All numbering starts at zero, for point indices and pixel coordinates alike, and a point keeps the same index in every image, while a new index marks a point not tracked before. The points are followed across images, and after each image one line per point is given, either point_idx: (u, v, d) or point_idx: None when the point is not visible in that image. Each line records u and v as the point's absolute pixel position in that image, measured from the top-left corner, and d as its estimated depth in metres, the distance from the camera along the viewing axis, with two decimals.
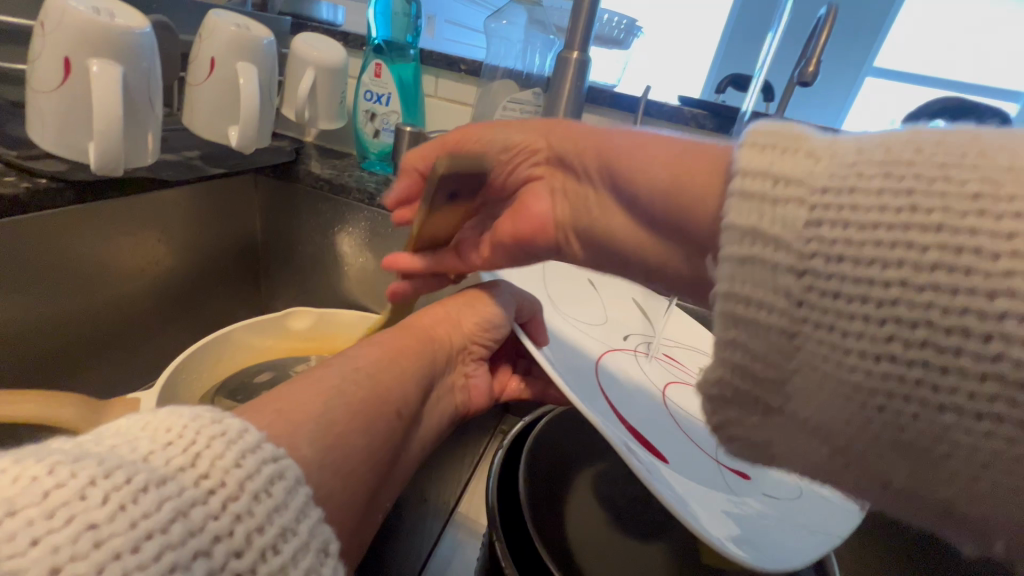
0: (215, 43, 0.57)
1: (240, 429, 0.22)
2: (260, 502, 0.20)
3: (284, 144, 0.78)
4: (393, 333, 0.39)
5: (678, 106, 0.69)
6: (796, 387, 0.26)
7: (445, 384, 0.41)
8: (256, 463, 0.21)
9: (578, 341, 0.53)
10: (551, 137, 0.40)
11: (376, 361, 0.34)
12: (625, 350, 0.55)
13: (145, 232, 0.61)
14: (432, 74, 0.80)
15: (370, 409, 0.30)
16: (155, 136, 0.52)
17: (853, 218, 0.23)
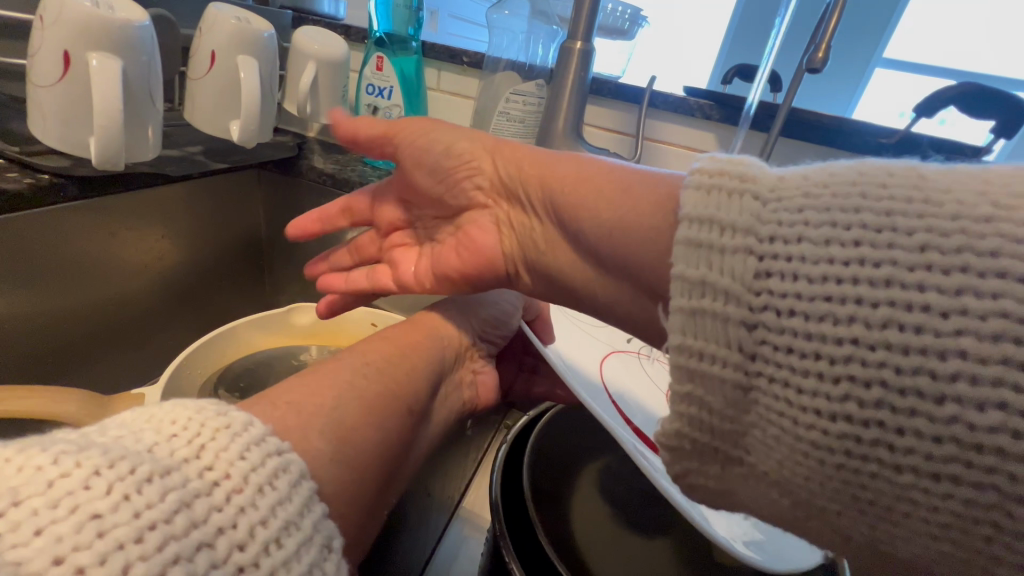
0: (216, 37, 0.57)
1: (245, 423, 0.22)
2: (264, 494, 0.20)
3: (288, 139, 0.79)
4: (402, 327, 0.40)
5: (683, 97, 0.68)
6: (755, 440, 0.26)
7: (454, 380, 0.41)
8: (261, 457, 0.21)
9: (583, 342, 0.53)
10: (497, 160, 0.40)
11: (386, 358, 0.34)
12: (628, 352, 0.54)
13: (151, 229, 0.61)
14: (435, 68, 0.79)
15: (376, 405, 0.30)
16: (155, 128, 0.51)
17: (804, 272, 0.24)
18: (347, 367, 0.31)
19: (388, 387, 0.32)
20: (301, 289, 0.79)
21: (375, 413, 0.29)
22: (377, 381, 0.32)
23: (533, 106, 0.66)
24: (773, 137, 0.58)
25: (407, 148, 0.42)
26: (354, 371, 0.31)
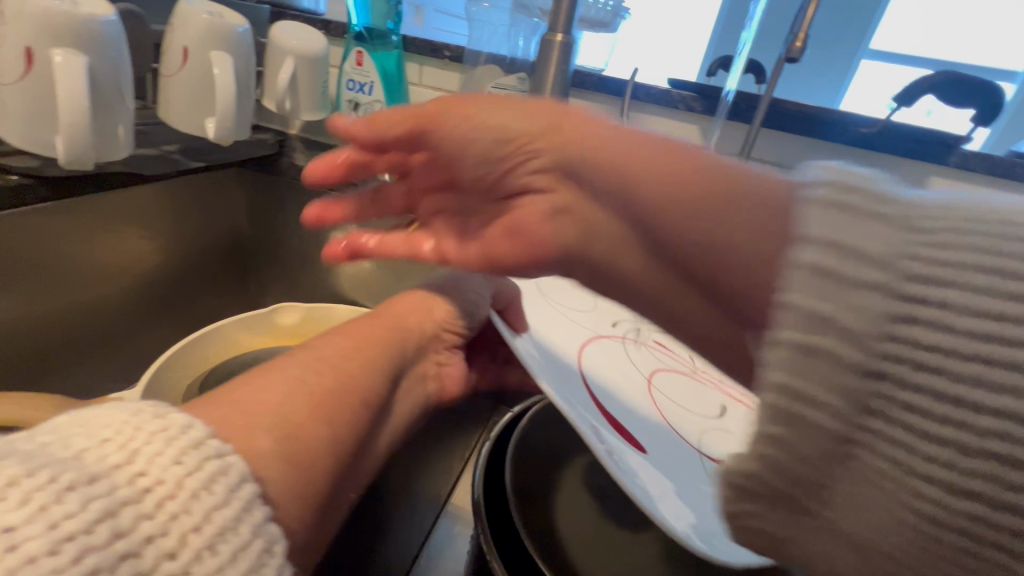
0: (188, 31, 0.56)
1: (184, 425, 0.21)
2: (199, 499, 0.19)
3: (268, 138, 0.78)
4: (358, 324, 0.39)
5: (666, 89, 0.68)
6: (840, 495, 0.23)
7: (414, 374, 0.40)
8: (198, 460, 0.20)
9: (566, 329, 0.52)
10: (555, 136, 0.30)
11: (338, 352, 0.34)
12: (613, 337, 0.54)
13: (129, 229, 0.60)
14: (416, 62, 0.78)
15: (329, 402, 0.30)
16: (127, 128, 0.51)
17: (947, 319, 0.21)
18: (291, 368, 0.31)
19: (340, 380, 0.32)
20: (286, 287, 0.77)
21: (321, 407, 0.29)
22: (330, 375, 0.31)
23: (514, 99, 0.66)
24: (755, 128, 0.58)
25: (447, 134, 0.33)
26: (303, 367, 0.31)
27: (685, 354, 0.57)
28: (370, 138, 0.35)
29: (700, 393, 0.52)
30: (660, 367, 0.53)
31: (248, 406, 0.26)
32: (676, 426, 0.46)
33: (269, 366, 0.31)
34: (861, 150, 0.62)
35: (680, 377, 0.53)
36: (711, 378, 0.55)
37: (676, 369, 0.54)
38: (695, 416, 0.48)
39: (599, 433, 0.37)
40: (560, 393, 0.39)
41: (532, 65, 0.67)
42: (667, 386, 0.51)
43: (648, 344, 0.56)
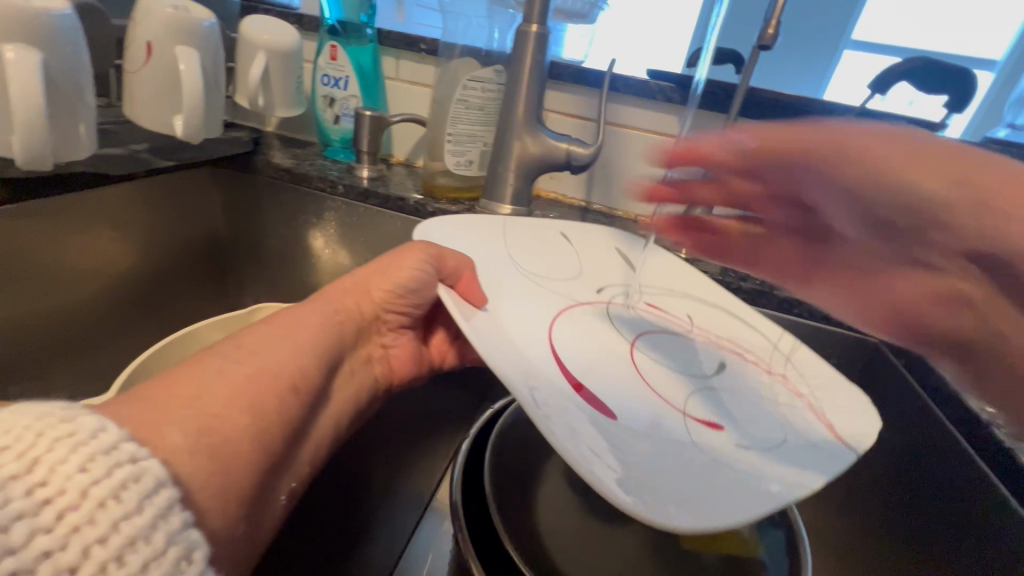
0: (152, 27, 0.54)
1: (93, 430, 0.21)
2: (105, 509, 0.20)
3: (242, 135, 0.75)
4: (298, 310, 0.40)
5: (645, 79, 0.67)
6: None
7: (356, 358, 0.43)
8: (105, 468, 0.21)
9: (540, 292, 0.43)
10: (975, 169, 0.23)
11: (263, 338, 0.35)
12: (596, 304, 0.46)
13: (96, 228, 0.58)
14: (392, 55, 0.76)
15: (256, 393, 0.31)
16: (89, 125, 0.51)
17: None
18: (212, 364, 0.31)
19: (266, 368, 0.33)
20: (269, 287, 0.73)
21: (249, 397, 0.30)
22: (251, 363, 0.32)
23: (492, 93, 0.65)
24: (732, 119, 0.57)
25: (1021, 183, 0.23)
26: (224, 356, 0.32)
27: (685, 313, 0.50)
28: (748, 168, 0.29)
29: (696, 352, 0.44)
30: (649, 329, 0.45)
31: (181, 410, 0.27)
32: (661, 389, 0.38)
33: (194, 361, 0.31)
34: None
35: (673, 338, 0.45)
36: (714, 334, 0.47)
37: (671, 328, 0.47)
38: (687, 376, 0.41)
39: (542, 387, 0.31)
40: (502, 358, 0.31)
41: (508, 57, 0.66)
42: (656, 347, 0.43)
43: (639, 306, 0.48)
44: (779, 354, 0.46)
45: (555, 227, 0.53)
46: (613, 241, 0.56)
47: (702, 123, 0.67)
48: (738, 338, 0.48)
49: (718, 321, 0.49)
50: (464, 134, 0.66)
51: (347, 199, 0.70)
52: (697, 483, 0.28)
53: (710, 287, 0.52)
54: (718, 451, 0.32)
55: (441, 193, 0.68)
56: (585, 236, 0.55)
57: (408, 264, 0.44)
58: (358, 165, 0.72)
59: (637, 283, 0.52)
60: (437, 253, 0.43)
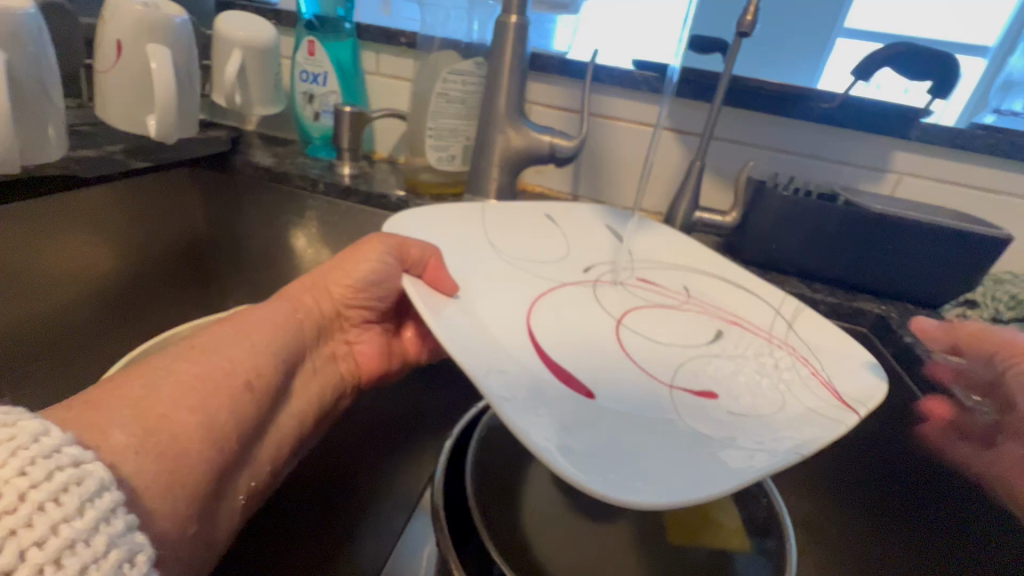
0: (121, 25, 0.53)
1: (35, 434, 0.21)
2: (44, 512, 0.19)
3: (222, 134, 0.73)
4: (255, 311, 0.39)
5: (628, 69, 0.67)
6: None
7: (316, 357, 0.43)
8: (45, 471, 0.20)
9: (519, 277, 0.42)
10: None
11: (218, 337, 0.35)
12: (582, 283, 0.45)
13: (70, 232, 0.56)
14: (372, 50, 0.75)
15: (206, 390, 0.31)
16: (57, 125, 0.50)
17: None
18: (159, 366, 0.31)
19: (220, 367, 0.33)
20: (253, 290, 0.73)
21: (198, 395, 0.30)
22: (204, 361, 0.32)
23: (473, 86, 0.64)
24: (716, 109, 0.57)
25: None
26: (175, 356, 0.32)
27: (681, 286, 0.48)
28: None
29: (689, 323, 0.43)
30: (640, 304, 0.44)
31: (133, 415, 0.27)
32: (646, 362, 0.36)
33: (146, 366, 0.31)
34: (824, 126, 0.62)
35: (665, 312, 0.43)
36: (710, 305, 0.46)
37: (665, 300, 0.45)
38: (677, 347, 0.39)
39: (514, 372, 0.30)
40: (471, 347, 0.30)
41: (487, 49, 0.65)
42: (647, 320, 0.42)
43: (630, 282, 0.47)
44: (780, 323, 0.44)
45: (541, 209, 0.52)
46: (605, 219, 0.55)
47: (686, 113, 0.67)
48: (736, 308, 0.46)
49: (715, 292, 0.48)
50: (446, 128, 0.64)
51: (329, 197, 0.68)
52: (672, 457, 0.26)
53: (709, 258, 0.51)
54: (703, 422, 0.31)
55: (424, 189, 0.68)
56: (575, 215, 0.54)
57: (370, 257, 0.43)
58: (339, 162, 0.71)
59: (631, 259, 0.50)
60: (401, 245, 0.41)
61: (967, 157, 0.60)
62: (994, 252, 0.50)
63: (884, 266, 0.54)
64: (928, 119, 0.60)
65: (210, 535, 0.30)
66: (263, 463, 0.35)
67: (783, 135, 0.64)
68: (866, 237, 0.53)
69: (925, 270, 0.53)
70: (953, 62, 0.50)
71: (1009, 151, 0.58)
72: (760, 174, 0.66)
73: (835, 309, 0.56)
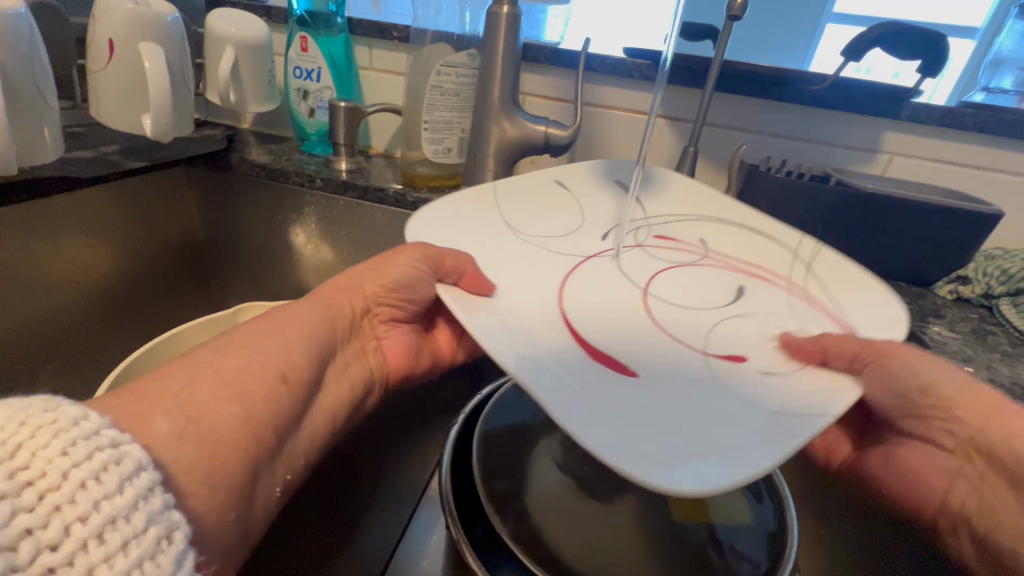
0: (112, 24, 0.53)
1: (75, 418, 0.22)
2: (86, 489, 0.20)
3: (216, 132, 0.73)
4: (287, 310, 0.39)
5: (621, 58, 0.67)
6: None
7: (347, 355, 0.42)
8: (86, 452, 0.21)
9: (542, 262, 0.42)
10: None
11: (252, 334, 0.35)
12: (602, 256, 0.45)
13: (70, 235, 0.57)
14: (364, 44, 0.75)
15: (246, 385, 0.31)
16: (52, 128, 0.50)
17: None
18: (185, 359, 0.31)
19: (254, 361, 0.33)
20: (254, 288, 0.75)
21: (234, 388, 0.31)
22: (242, 356, 0.33)
23: (466, 78, 0.64)
24: (706, 94, 0.57)
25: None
26: (213, 352, 0.32)
27: (698, 240, 0.48)
28: None
29: (712, 283, 0.43)
30: (660, 268, 0.44)
31: (160, 403, 0.27)
32: (672, 328, 0.37)
33: (180, 360, 0.31)
34: (816, 108, 0.63)
35: (686, 273, 0.44)
36: (729, 258, 0.46)
37: (684, 258, 0.45)
38: (702, 309, 0.40)
39: (556, 360, 0.31)
40: (508, 348, 0.30)
41: (480, 41, 0.65)
42: (671, 284, 0.42)
43: (649, 243, 0.47)
44: (800, 267, 0.44)
45: (550, 174, 0.51)
46: (616, 174, 0.53)
47: (679, 100, 0.67)
48: (756, 257, 0.45)
49: (734, 243, 0.47)
50: (441, 121, 0.65)
51: (325, 193, 0.68)
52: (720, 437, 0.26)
53: (724, 204, 0.49)
54: (733, 388, 0.32)
55: (421, 181, 0.68)
56: (586, 176, 0.52)
57: (403, 262, 0.42)
58: (336, 158, 0.71)
59: (647, 216, 0.49)
60: (435, 256, 0.39)
61: (957, 135, 0.60)
62: (982, 230, 0.51)
63: (875, 246, 0.55)
64: (917, 99, 0.60)
65: (250, 532, 0.30)
66: (298, 454, 0.34)
67: (774, 118, 0.65)
68: (859, 218, 0.54)
69: (914, 249, 0.54)
70: (941, 40, 0.50)
71: (998, 128, 0.58)
72: (753, 159, 0.67)
73: None
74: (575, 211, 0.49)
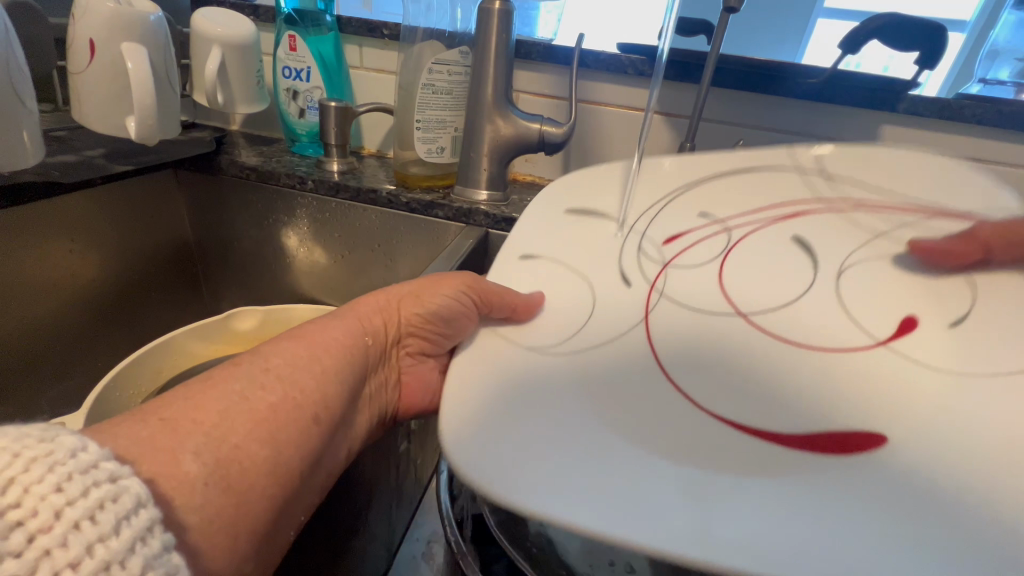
0: (94, 23, 0.51)
1: (72, 449, 0.19)
2: (79, 531, 0.17)
3: (205, 134, 0.72)
4: (327, 335, 0.34)
5: (615, 53, 0.66)
6: None
7: (374, 386, 0.37)
8: (82, 487, 0.18)
9: (566, 317, 0.36)
10: None
11: (290, 362, 0.30)
12: (655, 294, 0.37)
13: (54, 242, 0.55)
14: (355, 43, 0.74)
15: (275, 420, 0.27)
16: (33, 131, 0.49)
17: None
18: (206, 379, 0.28)
19: (288, 395, 0.28)
20: (247, 292, 0.74)
21: (268, 426, 0.26)
22: (275, 388, 0.28)
23: (458, 75, 0.63)
24: (703, 90, 0.56)
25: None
26: (248, 380, 0.28)
27: (697, 213, 0.41)
28: None
29: (772, 243, 0.39)
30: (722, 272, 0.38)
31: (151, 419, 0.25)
32: (817, 342, 0.34)
33: (214, 378, 0.27)
34: (814, 102, 0.62)
35: (746, 250, 0.39)
36: (743, 212, 0.41)
37: (720, 238, 0.40)
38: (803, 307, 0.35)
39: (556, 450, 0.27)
40: (650, 500, 0.24)
41: (472, 37, 0.64)
42: (753, 292, 0.37)
43: (669, 255, 0.40)
44: (816, 179, 0.40)
45: (514, 250, 0.41)
46: (557, 204, 0.44)
47: (676, 96, 0.66)
48: (771, 195, 0.40)
49: (731, 193, 0.41)
50: (434, 120, 0.64)
51: (317, 195, 0.67)
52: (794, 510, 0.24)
53: (688, 167, 0.43)
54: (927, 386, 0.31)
55: (413, 182, 0.67)
56: (533, 219, 0.43)
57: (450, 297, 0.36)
58: (327, 160, 0.69)
59: (628, 224, 0.42)
60: (481, 292, 0.34)
61: (955, 128, 0.60)
62: None
63: None
64: (915, 91, 0.60)
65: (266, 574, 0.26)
66: (315, 495, 0.29)
67: (771, 114, 0.64)
68: None
69: None
70: (939, 30, 0.50)
71: (997, 120, 0.58)
72: None
73: None
74: (582, 258, 0.40)
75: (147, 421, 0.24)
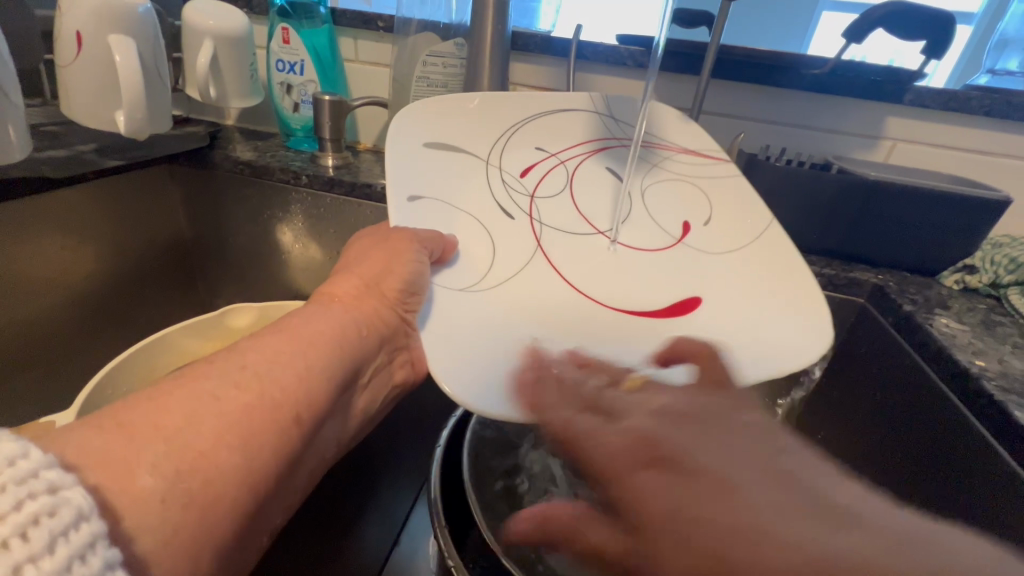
0: (80, 16, 0.51)
1: (10, 457, 0.18)
2: (9, 550, 0.17)
3: (199, 129, 0.70)
4: (303, 319, 0.33)
5: (613, 44, 0.64)
6: None
7: (377, 367, 0.37)
8: (13, 501, 0.17)
9: (479, 244, 0.42)
10: None
11: (262, 354, 0.29)
12: (532, 220, 0.45)
13: (46, 238, 0.55)
14: (349, 36, 0.73)
15: (254, 426, 0.26)
16: (18, 127, 0.48)
17: None
18: (166, 378, 0.27)
19: (262, 391, 0.27)
20: (244, 287, 0.73)
21: (240, 431, 0.25)
22: (248, 385, 0.27)
23: (454, 67, 0.62)
24: (703, 83, 0.55)
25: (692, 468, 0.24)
26: (220, 376, 0.27)
27: (534, 147, 0.49)
28: None
29: (595, 171, 0.50)
30: (577, 206, 0.48)
31: (99, 417, 0.24)
32: (643, 245, 0.46)
33: (181, 373, 0.27)
34: (814, 94, 0.61)
35: (592, 187, 0.49)
36: (568, 146, 0.50)
37: (561, 172, 0.49)
38: (634, 222, 0.47)
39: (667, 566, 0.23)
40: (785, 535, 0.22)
41: (468, 30, 0.63)
42: (596, 214, 0.47)
43: (536, 188, 0.47)
44: (608, 122, 0.52)
45: (401, 192, 0.40)
46: (415, 137, 0.44)
47: (676, 90, 0.65)
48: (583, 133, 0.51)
49: (554, 128, 0.50)
50: None
51: (312, 189, 0.66)
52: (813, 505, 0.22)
53: (504, 105, 0.49)
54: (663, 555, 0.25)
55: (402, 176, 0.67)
56: (403, 160, 0.42)
57: (408, 258, 0.37)
58: (322, 154, 0.68)
59: (486, 157, 0.47)
60: (420, 239, 0.38)
61: (964, 119, 0.59)
62: (991, 217, 0.49)
63: (877, 234, 0.53)
64: (921, 82, 0.58)
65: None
66: (281, 497, 0.29)
67: (772, 105, 0.63)
68: (863, 206, 0.52)
69: (920, 236, 0.52)
70: (947, 20, 0.48)
71: (1005, 111, 0.56)
72: (752, 148, 0.65)
73: (832, 281, 0.55)
74: (465, 198, 0.44)
75: (102, 426, 0.23)
